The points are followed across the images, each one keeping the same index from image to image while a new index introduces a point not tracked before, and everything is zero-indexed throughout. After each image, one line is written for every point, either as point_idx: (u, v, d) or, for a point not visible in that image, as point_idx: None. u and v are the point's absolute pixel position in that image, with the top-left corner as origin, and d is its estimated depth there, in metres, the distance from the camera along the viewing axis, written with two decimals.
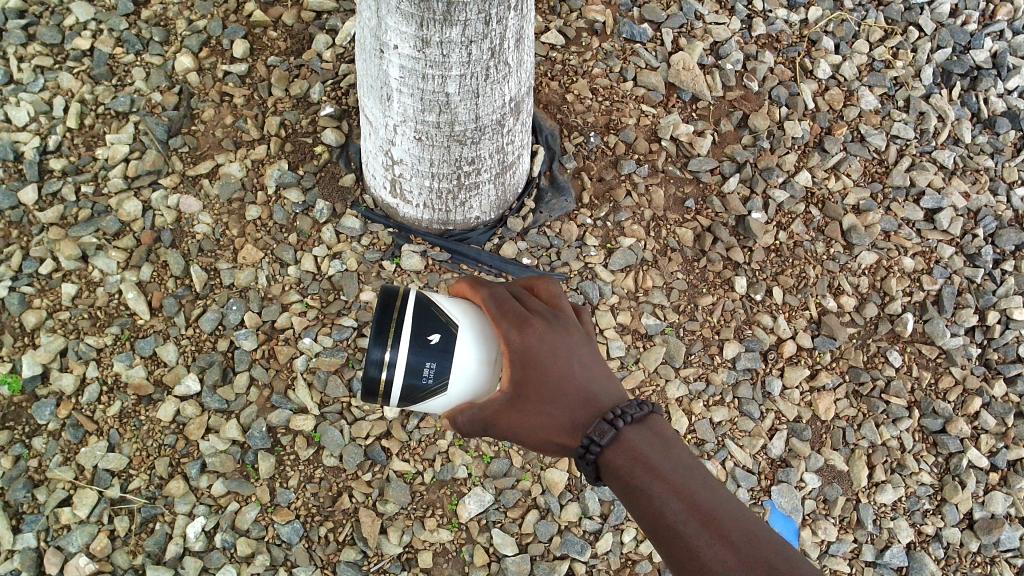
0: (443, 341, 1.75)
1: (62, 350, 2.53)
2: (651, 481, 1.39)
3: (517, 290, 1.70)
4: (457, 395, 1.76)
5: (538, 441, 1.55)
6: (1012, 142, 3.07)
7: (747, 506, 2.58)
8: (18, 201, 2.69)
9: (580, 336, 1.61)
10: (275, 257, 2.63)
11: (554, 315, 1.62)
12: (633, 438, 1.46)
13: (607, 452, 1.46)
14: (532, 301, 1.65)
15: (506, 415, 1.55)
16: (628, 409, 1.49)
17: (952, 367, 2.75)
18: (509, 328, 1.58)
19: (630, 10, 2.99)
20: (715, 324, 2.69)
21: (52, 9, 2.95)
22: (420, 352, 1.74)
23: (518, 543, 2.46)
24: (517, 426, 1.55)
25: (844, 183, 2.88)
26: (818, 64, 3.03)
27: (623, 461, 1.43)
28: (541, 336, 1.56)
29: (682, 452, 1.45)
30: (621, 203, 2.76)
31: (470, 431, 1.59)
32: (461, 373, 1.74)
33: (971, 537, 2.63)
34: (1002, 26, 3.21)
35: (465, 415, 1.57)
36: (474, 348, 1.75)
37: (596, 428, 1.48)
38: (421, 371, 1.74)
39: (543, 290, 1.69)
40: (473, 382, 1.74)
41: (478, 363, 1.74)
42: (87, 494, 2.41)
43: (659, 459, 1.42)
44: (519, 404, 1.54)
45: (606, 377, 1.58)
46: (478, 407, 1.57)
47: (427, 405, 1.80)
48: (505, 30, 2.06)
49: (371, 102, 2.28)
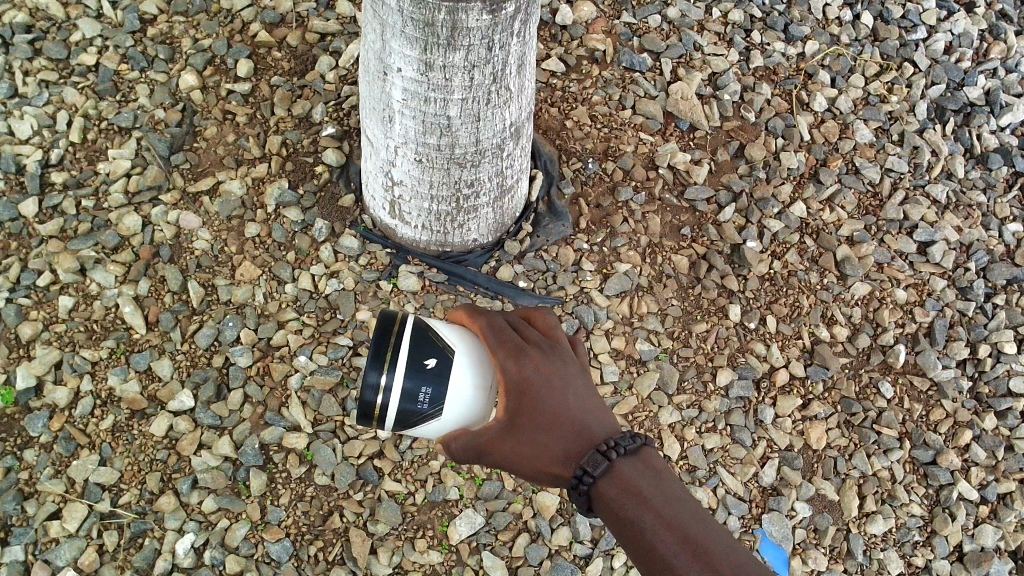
0: (438, 366, 1.76)
1: (56, 362, 2.53)
2: (642, 514, 1.41)
3: (514, 318, 1.71)
4: (451, 421, 1.77)
5: (532, 471, 1.55)
6: (1004, 178, 3.11)
7: (738, 534, 2.58)
8: (18, 213, 2.70)
9: (576, 367, 1.63)
10: (272, 275, 2.64)
11: (551, 346, 1.64)
12: (626, 470, 1.47)
13: (599, 483, 1.48)
14: (529, 331, 1.67)
15: (501, 443, 1.55)
16: (622, 441, 1.50)
17: (943, 399, 2.77)
18: (506, 358, 1.60)
19: (630, 40, 3.04)
20: (708, 352, 2.70)
21: (59, 25, 2.99)
22: (416, 377, 1.75)
23: (508, 567, 2.46)
24: (512, 455, 1.55)
25: (839, 215, 2.92)
26: (814, 97, 3.08)
27: (615, 492, 1.45)
28: (538, 367, 1.58)
29: (673, 484, 1.47)
30: (618, 229, 2.78)
31: (463, 458, 1.59)
32: (456, 399, 1.76)
33: (960, 570, 2.64)
34: (995, 64, 3.28)
35: (460, 441, 1.57)
36: (469, 374, 1.76)
37: (589, 459, 1.49)
38: (416, 396, 1.76)
39: (540, 320, 1.71)
40: (467, 409, 1.77)
41: (473, 389, 1.76)
42: (77, 508, 2.39)
43: (651, 491, 1.44)
44: (514, 432, 1.54)
45: (601, 409, 1.60)
46: (473, 433, 1.57)
47: (421, 429, 1.81)
48: (508, 56, 2.09)
49: (373, 123, 2.31)
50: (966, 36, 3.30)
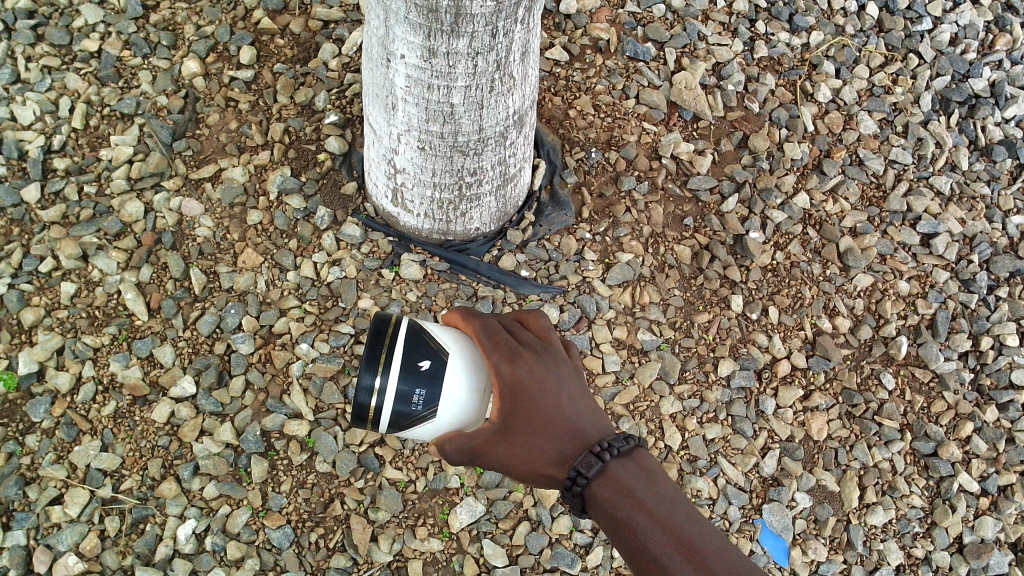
0: (433, 368, 1.75)
1: (59, 348, 2.54)
2: (636, 514, 1.43)
3: (508, 321, 1.73)
4: (445, 424, 1.77)
5: (526, 472, 1.57)
6: (1008, 170, 3.10)
7: (738, 524, 2.58)
8: (20, 199, 2.70)
9: (569, 369, 1.64)
10: (274, 262, 2.64)
11: (544, 348, 1.65)
12: (619, 471, 1.49)
13: (593, 484, 1.49)
14: (523, 334, 1.68)
15: (495, 444, 1.57)
16: (615, 443, 1.52)
17: (944, 392, 2.76)
18: (499, 360, 1.61)
19: (634, 30, 3.03)
20: (710, 342, 2.70)
21: (61, 10, 2.98)
22: (410, 379, 1.75)
23: (508, 555, 2.47)
24: (506, 456, 1.57)
25: (842, 206, 2.91)
26: (818, 88, 3.07)
27: (609, 493, 1.47)
28: (532, 368, 1.59)
29: (668, 485, 1.48)
30: (620, 219, 2.78)
31: (456, 459, 1.62)
32: (450, 402, 1.75)
33: (960, 561, 2.64)
34: (1000, 56, 3.27)
35: (453, 444, 1.60)
36: (463, 377, 1.75)
37: (583, 460, 1.51)
38: (410, 398, 1.75)
39: (534, 323, 1.72)
40: (462, 411, 1.75)
41: (467, 392, 1.75)
42: (79, 493, 2.40)
43: (644, 492, 1.46)
44: (507, 434, 1.56)
45: (593, 410, 1.61)
46: (467, 436, 1.59)
47: (416, 431, 1.81)
48: (511, 44, 2.08)
49: (376, 110, 2.31)
50: (972, 28, 3.29)
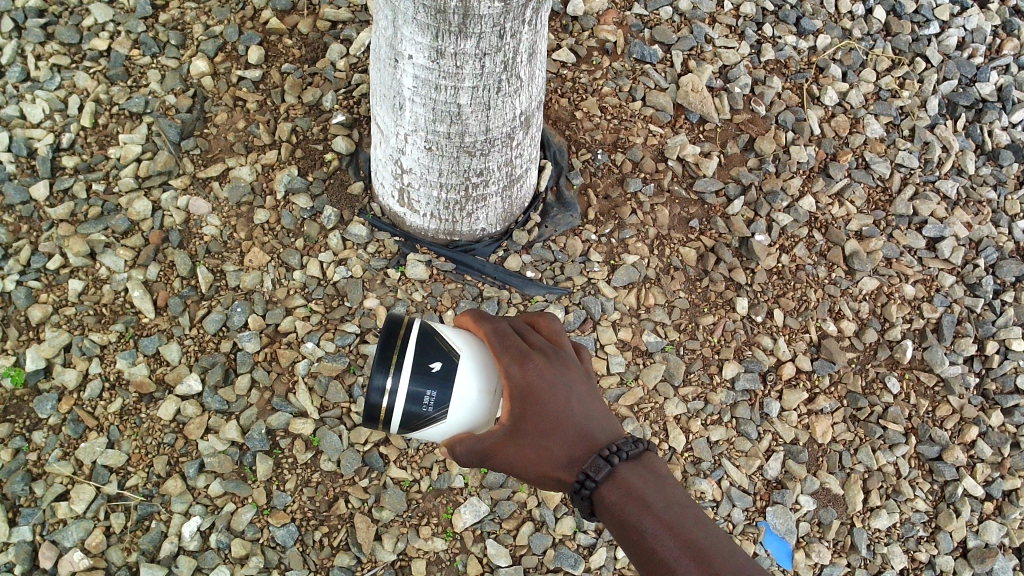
0: (443, 369, 1.76)
1: (66, 345, 2.55)
2: (644, 518, 1.44)
3: (519, 324, 1.73)
4: (456, 425, 1.77)
5: (535, 474, 1.59)
6: (1015, 174, 3.09)
7: (743, 527, 2.58)
8: (30, 196, 2.71)
9: (579, 372, 1.64)
10: (281, 261, 2.65)
11: (554, 351, 1.64)
12: (627, 475, 1.50)
13: (601, 487, 1.50)
14: (534, 337, 1.68)
15: (504, 448, 1.58)
16: (624, 447, 1.52)
17: (949, 396, 2.76)
18: (510, 363, 1.61)
19: (641, 31, 3.03)
20: (715, 344, 2.70)
21: (71, 9, 2.99)
22: (422, 380, 1.75)
23: (512, 555, 2.47)
24: (515, 459, 1.58)
25: (848, 209, 2.91)
26: (825, 91, 3.07)
27: (616, 497, 1.47)
28: (542, 372, 1.59)
29: (675, 488, 1.49)
30: (626, 220, 2.78)
31: (466, 460, 1.63)
32: (460, 403, 1.75)
33: (964, 566, 2.64)
34: (1008, 60, 3.26)
35: (465, 445, 1.62)
36: (475, 378, 1.76)
37: (591, 464, 1.51)
38: (421, 400, 1.76)
39: (545, 327, 1.71)
40: (472, 412, 1.76)
41: (478, 393, 1.76)
42: (85, 489, 2.42)
43: (653, 496, 1.47)
44: (517, 437, 1.57)
45: (602, 413, 1.62)
46: (476, 438, 1.60)
47: (426, 432, 1.82)
48: (519, 45, 2.08)
49: (384, 111, 2.32)
50: (979, 32, 3.29)
